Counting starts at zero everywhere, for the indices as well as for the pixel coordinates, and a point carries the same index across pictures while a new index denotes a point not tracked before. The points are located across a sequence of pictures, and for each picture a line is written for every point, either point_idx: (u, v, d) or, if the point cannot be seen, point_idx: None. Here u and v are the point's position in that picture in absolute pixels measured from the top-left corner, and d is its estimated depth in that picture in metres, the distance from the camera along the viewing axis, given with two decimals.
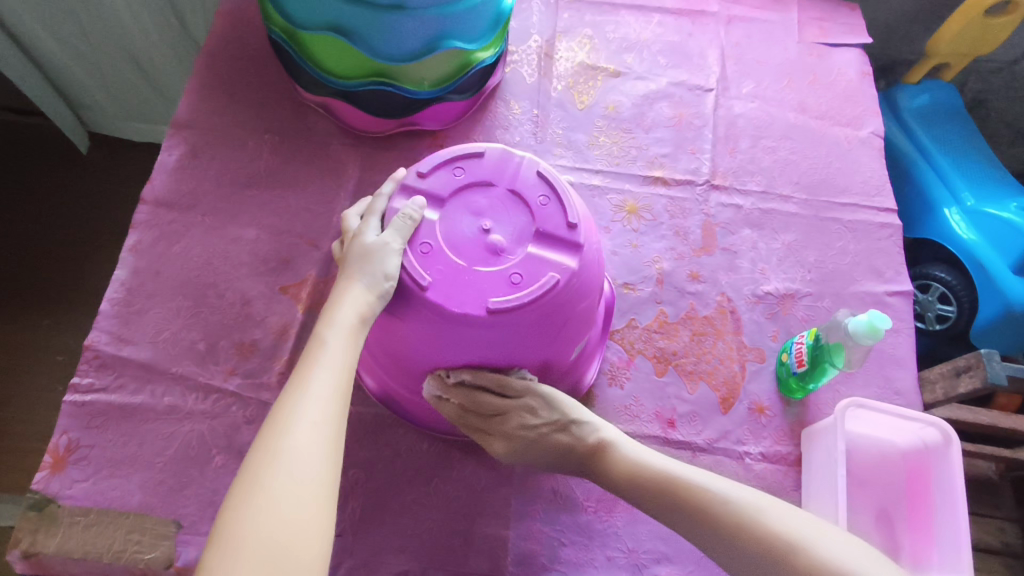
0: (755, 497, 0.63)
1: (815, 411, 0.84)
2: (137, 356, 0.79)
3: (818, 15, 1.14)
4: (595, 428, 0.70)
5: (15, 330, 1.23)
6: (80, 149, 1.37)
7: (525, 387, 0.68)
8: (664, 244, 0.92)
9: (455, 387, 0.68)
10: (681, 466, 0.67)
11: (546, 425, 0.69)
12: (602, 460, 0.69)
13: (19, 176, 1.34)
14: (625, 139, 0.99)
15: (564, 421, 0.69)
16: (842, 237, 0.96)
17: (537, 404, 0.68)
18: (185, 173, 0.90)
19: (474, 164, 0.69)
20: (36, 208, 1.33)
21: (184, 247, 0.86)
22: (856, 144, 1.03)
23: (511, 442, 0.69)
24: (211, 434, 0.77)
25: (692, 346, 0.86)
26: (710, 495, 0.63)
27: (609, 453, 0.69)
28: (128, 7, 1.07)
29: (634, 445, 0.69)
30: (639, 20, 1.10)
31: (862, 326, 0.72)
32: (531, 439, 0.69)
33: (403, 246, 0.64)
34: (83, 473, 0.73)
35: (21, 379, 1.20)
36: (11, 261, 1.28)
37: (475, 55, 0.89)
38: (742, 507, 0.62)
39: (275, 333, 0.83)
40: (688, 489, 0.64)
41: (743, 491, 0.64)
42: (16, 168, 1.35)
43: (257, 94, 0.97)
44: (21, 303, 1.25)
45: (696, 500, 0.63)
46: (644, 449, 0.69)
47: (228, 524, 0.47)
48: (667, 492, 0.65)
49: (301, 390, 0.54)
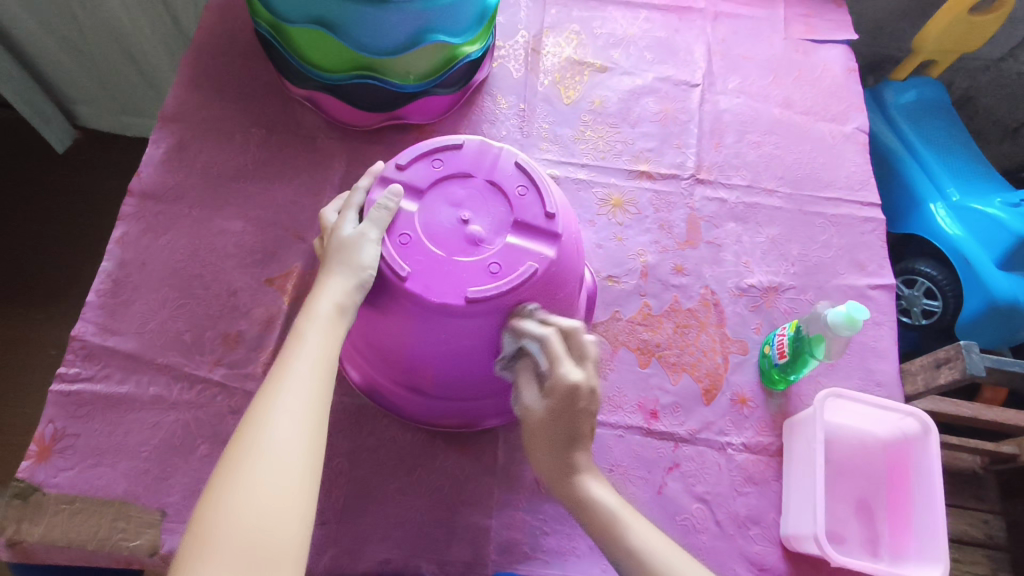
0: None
1: (796, 402, 0.84)
2: (123, 346, 0.80)
3: (804, 11, 1.15)
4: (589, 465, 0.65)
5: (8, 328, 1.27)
6: (56, 148, 1.40)
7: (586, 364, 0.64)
8: (649, 237, 0.93)
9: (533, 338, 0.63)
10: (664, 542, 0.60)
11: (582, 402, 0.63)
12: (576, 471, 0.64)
13: (16, 172, 1.40)
14: (611, 133, 1.00)
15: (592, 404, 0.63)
16: (826, 231, 0.97)
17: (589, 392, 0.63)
18: (173, 166, 0.91)
19: (452, 156, 0.70)
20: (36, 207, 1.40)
21: (170, 239, 0.87)
22: (841, 139, 1.04)
23: (574, 390, 0.62)
24: (197, 423, 0.77)
25: (675, 338, 0.87)
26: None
27: (588, 481, 0.64)
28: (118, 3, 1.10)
29: (610, 490, 0.64)
30: (626, 16, 1.10)
31: (840, 318, 0.73)
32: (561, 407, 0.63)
33: (381, 237, 0.64)
34: (68, 462, 0.73)
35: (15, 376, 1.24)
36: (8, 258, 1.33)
37: (460, 49, 0.90)
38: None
39: (261, 324, 0.84)
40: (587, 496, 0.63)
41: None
42: (18, 166, 1.41)
43: (245, 88, 0.98)
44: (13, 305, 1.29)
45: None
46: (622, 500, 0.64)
47: (206, 519, 0.47)
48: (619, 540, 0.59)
49: (280, 386, 0.54)
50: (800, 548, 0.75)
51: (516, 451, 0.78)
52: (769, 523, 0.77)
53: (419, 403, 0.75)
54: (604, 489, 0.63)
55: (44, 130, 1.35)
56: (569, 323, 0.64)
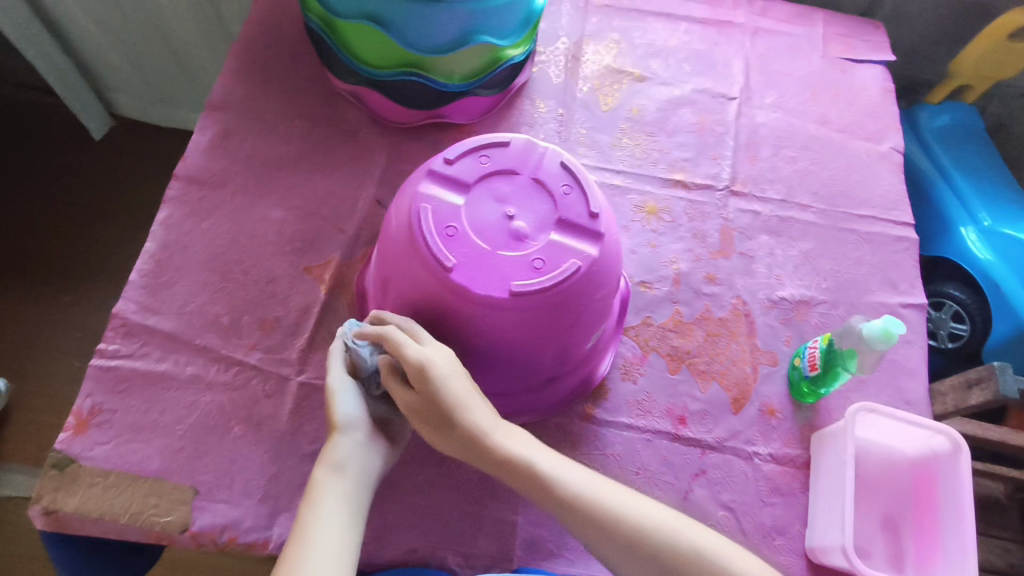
0: (667, 522, 0.62)
1: (825, 416, 0.84)
2: (163, 326, 0.81)
3: (843, 31, 1.15)
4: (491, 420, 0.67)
5: (63, 303, 1.40)
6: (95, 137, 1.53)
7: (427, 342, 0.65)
8: (682, 246, 0.94)
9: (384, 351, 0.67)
10: (571, 470, 0.66)
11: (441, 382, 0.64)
12: (486, 437, 0.65)
13: (63, 159, 1.53)
14: (648, 142, 1.01)
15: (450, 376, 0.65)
16: (859, 248, 0.97)
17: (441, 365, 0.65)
18: (217, 153, 0.93)
19: (499, 153, 0.71)
20: (80, 189, 1.51)
21: (213, 224, 0.88)
22: (876, 158, 1.05)
23: (424, 369, 0.63)
24: (232, 405, 0.78)
25: (706, 346, 0.87)
26: (608, 511, 0.62)
27: (502, 438, 0.66)
28: (170, 6, 1.19)
29: (512, 433, 0.67)
30: (665, 28, 1.12)
31: (875, 331, 0.73)
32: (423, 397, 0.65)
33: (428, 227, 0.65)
34: (105, 436, 0.74)
35: (73, 344, 1.37)
36: (48, 240, 1.45)
37: (505, 52, 0.91)
38: (643, 531, 0.61)
39: (297, 311, 0.85)
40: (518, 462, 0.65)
41: (656, 512, 0.63)
42: (67, 154, 1.54)
43: (291, 81, 1.00)
44: (67, 282, 1.42)
45: (591, 513, 0.62)
46: (525, 438, 0.68)
47: None
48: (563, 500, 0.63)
49: (321, 494, 0.63)
50: (825, 560, 0.75)
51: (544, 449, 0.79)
52: (794, 536, 0.77)
53: None
54: (508, 437, 0.66)
55: (85, 118, 1.46)
56: (405, 320, 0.67)
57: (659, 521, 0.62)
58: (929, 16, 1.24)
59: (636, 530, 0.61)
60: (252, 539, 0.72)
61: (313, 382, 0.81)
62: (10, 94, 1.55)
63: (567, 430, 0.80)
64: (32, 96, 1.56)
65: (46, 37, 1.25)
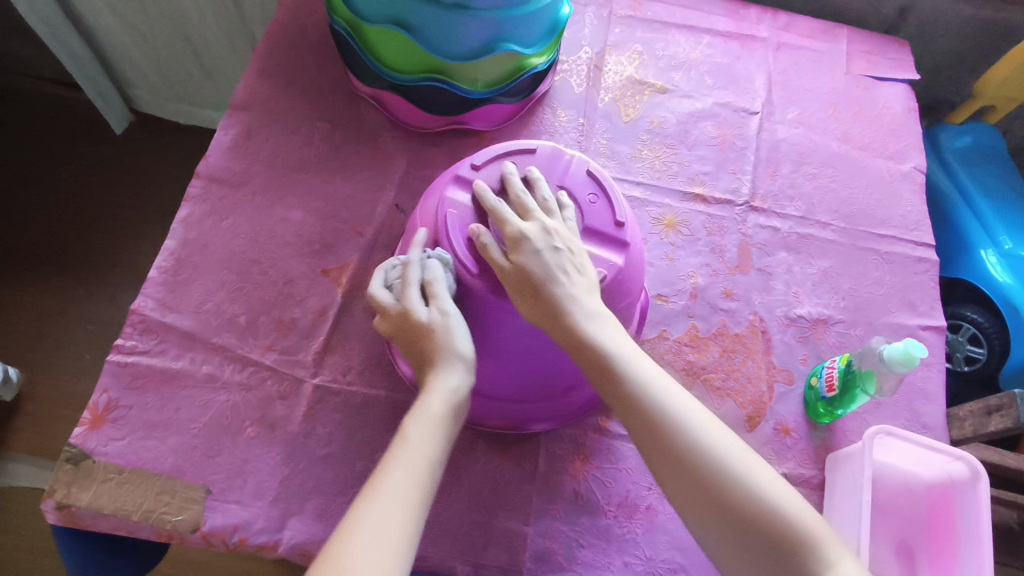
0: (744, 455, 0.54)
1: (840, 437, 0.83)
2: (180, 323, 0.81)
3: (867, 48, 1.15)
4: (576, 295, 0.61)
5: (76, 296, 1.41)
6: (115, 129, 1.55)
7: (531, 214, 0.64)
8: (700, 260, 0.93)
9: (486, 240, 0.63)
10: (657, 374, 0.59)
11: (558, 243, 0.63)
12: (567, 317, 0.60)
13: (83, 151, 1.54)
14: (668, 154, 1.01)
15: (563, 243, 0.63)
16: (879, 268, 0.96)
17: (554, 229, 0.64)
18: (239, 152, 0.93)
19: (525, 160, 0.71)
20: (97, 182, 1.52)
21: (232, 224, 0.89)
22: (898, 178, 1.04)
23: (532, 237, 0.62)
24: (245, 405, 0.78)
25: (721, 362, 0.87)
26: (684, 423, 0.55)
27: (589, 323, 0.60)
28: (194, 4, 1.20)
29: (604, 321, 0.61)
30: (688, 40, 1.11)
31: (897, 353, 0.72)
32: (537, 260, 0.61)
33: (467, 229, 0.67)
34: (120, 432, 0.75)
35: (84, 337, 1.38)
36: (66, 232, 1.46)
37: (529, 60, 0.91)
38: (711, 454, 0.54)
39: (314, 313, 0.85)
40: (596, 351, 0.59)
41: (728, 441, 0.55)
42: (87, 147, 1.55)
43: (313, 83, 1.00)
44: (81, 276, 1.43)
45: (659, 422, 0.56)
46: (614, 329, 0.61)
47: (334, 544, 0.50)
48: (634, 396, 0.57)
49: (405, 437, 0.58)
50: None
51: (557, 460, 0.79)
52: None
53: (473, 401, 0.76)
54: (597, 324, 0.61)
55: (104, 112, 1.48)
56: (489, 196, 0.66)
57: (729, 451, 0.54)
58: (954, 36, 1.23)
59: (701, 452, 0.54)
60: (262, 541, 0.72)
61: (327, 385, 0.81)
62: (31, 86, 1.57)
63: (580, 442, 0.80)
64: (54, 89, 1.57)
65: (68, 29, 1.27)
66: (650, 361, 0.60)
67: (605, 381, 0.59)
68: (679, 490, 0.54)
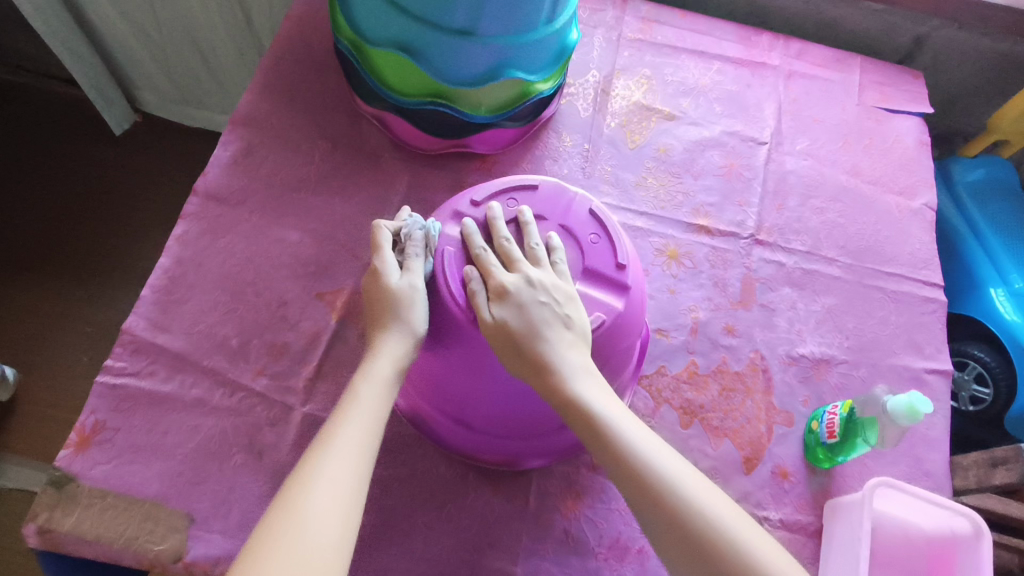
0: (739, 523, 0.52)
1: (840, 483, 0.81)
2: (171, 345, 0.80)
3: (880, 79, 1.13)
4: (567, 351, 0.59)
5: (75, 297, 1.41)
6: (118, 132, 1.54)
7: (517, 264, 0.62)
8: (702, 293, 0.92)
9: (473, 290, 0.61)
10: (650, 439, 0.57)
11: (542, 296, 0.60)
12: (557, 377, 0.58)
13: (86, 152, 1.54)
14: (673, 183, 0.99)
15: (550, 296, 0.61)
16: (884, 306, 0.94)
17: (540, 279, 0.62)
18: (238, 170, 0.92)
19: (527, 196, 0.69)
20: (99, 183, 1.51)
21: (228, 243, 0.87)
22: (907, 214, 1.02)
23: (515, 288, 0.60)
24: (234, 431, 0.77)
25: (720, 401, 0.85)
26: (678, 492, 0.53)
27: (579, 382, 0.58)
28: (200, 5, 1.19)
29: (594, 381, 0.59)
30: (698, 66, 1.10)
31: (901, 406, 0.70)
32: (520, 315, 0.59)
33: (461, 267, 0.65)
34: (106, 455, 0.74)
35: (82, 339, 1.37)
36: (67, 233, 1.46)
37: (534, 86, 0.90)
38: (707, 525, 0.52)
39: (307, 338, 0.84)
40: (585, 413, 0.57)
41: (726, 510, 0.53)
42: (91, 148, 1.54)
43: (316, 100, 0.99)
44: (80, 277, 1.42)
45: (653, 489, 0.54)
46: (602, 387, 0.59)
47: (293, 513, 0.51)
48: (626, 462, 0.55)
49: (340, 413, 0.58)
50: None
51: (548, 498, 0.77)
52: None
53: (466, 436, 0.75)
54: (586, 383, 0.58)
55: (108, 114, 1.47)
56: (478, 238, 0.65)
57: (728, 521, 0.52)
58: (969, 67, 1.21)
59: (700, 524, 0.52)
60: None
61: (317, 412, 0.79)
62: (38, 86, 1.57)
63: (572, 480, 0.78)
64: (60, 89, 1.57)
65: (78, 34, 1.27)
66: (641, 424, 0.59)
67: (597, 443, 0.57)
68: (676, 563, 0.52)
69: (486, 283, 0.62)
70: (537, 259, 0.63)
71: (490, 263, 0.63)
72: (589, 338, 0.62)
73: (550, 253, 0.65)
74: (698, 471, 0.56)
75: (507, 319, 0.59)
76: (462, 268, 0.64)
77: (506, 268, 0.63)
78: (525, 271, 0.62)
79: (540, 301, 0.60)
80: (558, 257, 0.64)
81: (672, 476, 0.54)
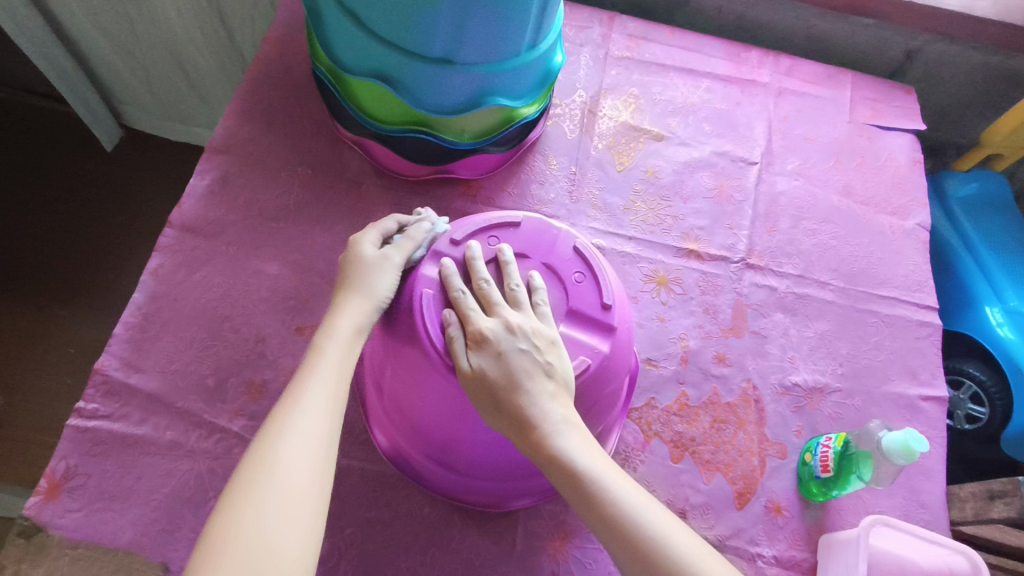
0: None
1: (834, 516, 0.80)
2: (145, 385, 0.78)
3: (872, 95, 1.11)
4: (548, 403, 0.57)
5: (58, 317, 1.38)
6: (105, 146, 1.51)
7: (497, 307, 0.60)
8: (692, 321, 0.89)
9: (451, 336, 0.59)
10: (638, 495, 0.55)
11: (523, 342, 0.58)
12: (540, 432, 0.56)
13: (67, 169, 1.50)
14: (662, 207, 0.97)
15: (532, 343, 0.58)
16: (878, 331, 0.92)
17: (521, 324, 0.59)
18: (215, 199, 0.90)
19: (509, 234, 0.67)
20: (81, 202, 1.48)
21: (205, 276, 0.85)
22: (901, 235, 1.00)
23: (495, 335, 0.58)
24: (210, 475, 0.75)
25: (711, 434, 0.83)
26: (667, 552, 0.51)
27: (563, 435, 0.56)
28: (180, 23, 1.16)
29: (578, 434, 0.57)
30: (687, 84, 1.08)
31: (896, 445, 0.68)
32: (500, 365, 0.57)
33: (439, 309, 0.62)
34: (76, 503, 0.71)
35: (65, 360, 1.34)
36: (49, 254, 1.42)
37: (519, 111, 0.88)
38: None
39: (286, 374, 0.81)
40: (569, 469, 0.55)
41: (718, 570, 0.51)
42: (73, 164, 1.51)
43: (296, 126, 0.96)
44: (63, 297, 1.39)
45: (643, 551, 0.51)
46: (587, 440, 0.57)
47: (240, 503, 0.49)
48: (613, 520, 0.53)
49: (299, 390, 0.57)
50: None
51: (535, 539, 0.75)
52: None
53: (449, 478, 0.72)
54: (571, 437, 0.56)
55: (94, 129, 1.44)
56: (456, 279, 0.62)
57: None
58: (961, 81, 1.19)
59: None
60: None
61: None
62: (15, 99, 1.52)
63: (560, 519, 0.76)
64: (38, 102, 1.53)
65: (62, 53, 1.24)
66: (629, 478, 0.57)
67: (582, 501, 0.55)
68: None
69: (466, 328, 0.59)
70: (517, 301, 0.61)
71: (469, 306, 0.60)
72: (573, 385, 0.60)
73: (532, 294, 0.63)
74: (688, 527, 0.54)
75: (487, 369, 0.57)
76: (441, 311, 0.62)
77: (485, 312, 0.61)
78: (506, 315, 0.59)
79: (521, 349, 0.58)
80: (540, 298, 0.62)
81: (663, 534, 0.52)
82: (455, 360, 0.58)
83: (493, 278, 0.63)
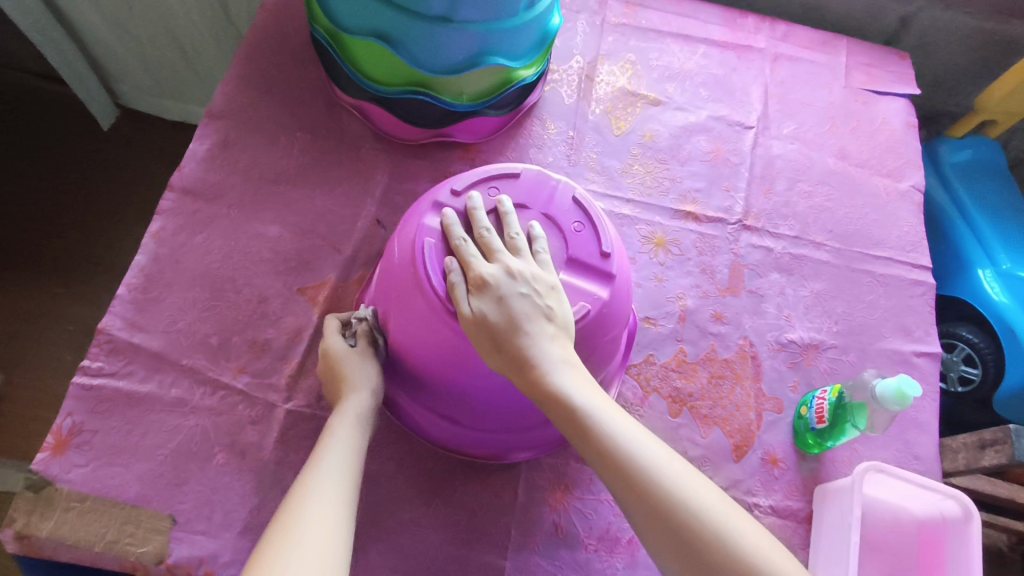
0: (723, 512, 0.52)
1: (829, 467, 0.81)
2: (148, 344, 0.78)
3: (867, 60, 1.12)
4: (546, 344, 0.58)
5: (56, 295, 1.38)
6: (103, 126, 1.51)
7: (497, 254, 0.61)
8: (689, 281, 0.91)
9: (454, 281, 0.60)
10: (634, 430, 0.57)
11: (522, 288, 0.59)
12: (538, 372, 0.57)
13: (65, 147, 1.50)
14: (659, 169, 0.98)
15: (532, 288, 0.59)
16: (873, 290, 0.94)
17: (520, 270, 0.60)
18: (215, 163, 0.90)
19: (509, 185, 0.68)
20: (80, 180, 1.48)
21: (206, 239, 0.85)
22: (895, 198, 1.01)
23: (494, 280, 0.59)
24: (216, 430, 0.75)
25: (709, 389, 0.84)
26: (662, 483, 0.53)
27: (561, 374, 0.57)
28: None
29: (576, 373, 0.58)
30: (684, 50, 1.08)
31: (890, 391, 0.70)
32: (499, 308, 0.58)
33: (440, 258, 0.63)
34: (83, 458, 0.71)
35: (64, 338, 1.35)
36: (49, 232, 1.42)
37: (517, 73, 0.88)
38: (693, 515, 0.51)
39: (289, 334, 0.82)
40: (567, 406, 0.56)
41: (712, 500, 0.53)
42: (70, 142, 1.50)
43: (294, 91, 0.97)
44: (63, 273, 1.40)
45: (639, 483, 0.53)
46: (585, 379, 0.58)
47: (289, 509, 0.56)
48: (610, 453, 0.55)
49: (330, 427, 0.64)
50: None
51: (537, 491, 0.76)
52: None
53: (451, 431, 0.74)
54: (568, 375, 0.57)
55: (90, 108, 1.44)
56: (456, 230, 0.63)
57: (714, 510, 0.52)
58: (956, 47, 1.20)
59: (687, 517, 0.51)
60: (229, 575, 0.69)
61: (300, 410, 0.78)
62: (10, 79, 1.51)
63: (561, 472, 0.78)
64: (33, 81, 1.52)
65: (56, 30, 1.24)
66: (625, 414, 0.58)
67: (580, 436, 0.56)
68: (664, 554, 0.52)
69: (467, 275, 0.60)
70: (517, 248, 0.62)
71: (470, 254, 0.61)
72: (572, 329, 0.61)
73: (531, 243, 0.64)
74: (683, 459, 0.56)
75: (488, 311, 0.58)
76: (442, 260, 0.63)
77: (486, 258, 0.61)
78: (505, 261, 0.60)
79: (521, 292, 0.59)
80: (539, 247, 0.63)
81: (659, 468, 0.54)
82: (456, 304, 0.59)
83: (493, 227, 0.64)
